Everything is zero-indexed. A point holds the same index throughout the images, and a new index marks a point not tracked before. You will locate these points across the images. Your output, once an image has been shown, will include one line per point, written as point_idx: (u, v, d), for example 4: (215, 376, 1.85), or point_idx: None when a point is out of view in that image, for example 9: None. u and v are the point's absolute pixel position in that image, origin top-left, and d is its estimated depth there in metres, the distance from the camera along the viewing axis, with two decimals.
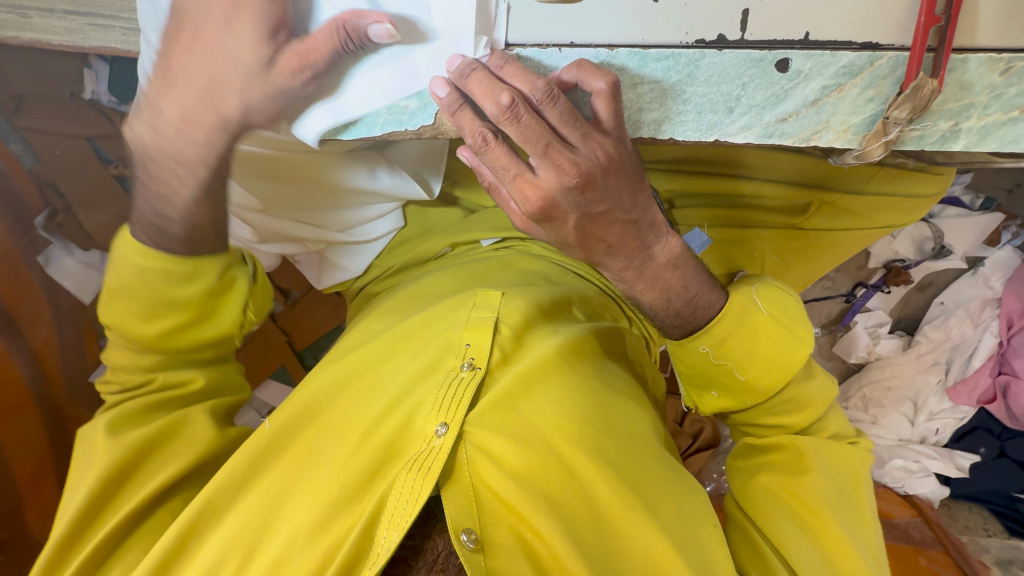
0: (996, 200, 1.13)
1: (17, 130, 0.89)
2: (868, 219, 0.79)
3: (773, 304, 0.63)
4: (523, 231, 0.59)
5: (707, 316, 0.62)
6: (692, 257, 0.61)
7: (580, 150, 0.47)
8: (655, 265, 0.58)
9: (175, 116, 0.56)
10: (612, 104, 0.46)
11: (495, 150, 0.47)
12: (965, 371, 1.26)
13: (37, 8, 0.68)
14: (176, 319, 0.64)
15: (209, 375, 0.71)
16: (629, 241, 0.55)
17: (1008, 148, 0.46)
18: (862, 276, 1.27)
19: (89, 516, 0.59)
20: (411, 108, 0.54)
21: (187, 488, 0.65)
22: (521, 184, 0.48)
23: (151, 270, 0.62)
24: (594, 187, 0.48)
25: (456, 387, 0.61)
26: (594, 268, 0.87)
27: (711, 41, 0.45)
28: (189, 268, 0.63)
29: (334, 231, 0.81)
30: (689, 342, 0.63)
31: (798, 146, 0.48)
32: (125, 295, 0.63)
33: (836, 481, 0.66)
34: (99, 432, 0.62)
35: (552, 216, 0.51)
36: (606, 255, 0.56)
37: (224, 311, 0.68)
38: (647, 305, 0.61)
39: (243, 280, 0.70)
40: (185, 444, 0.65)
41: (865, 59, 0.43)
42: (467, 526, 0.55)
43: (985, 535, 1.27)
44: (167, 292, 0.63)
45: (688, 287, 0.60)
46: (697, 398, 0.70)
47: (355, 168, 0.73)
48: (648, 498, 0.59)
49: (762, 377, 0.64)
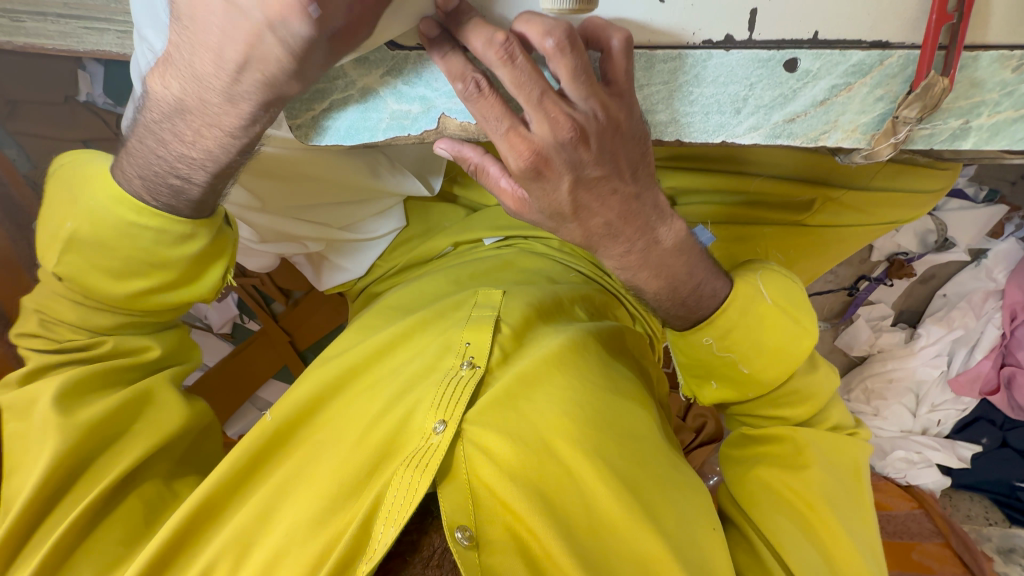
0: (999, 192, 1.14)
1: (12, 134, 0.90)
2: (872, 215, 0.78)
3: (774, 291, 0.62)
4: (517, 212, 0.56)
5: (711, 306, 0.61)
6: (698, 244, 0.59)
7: (583, 105, 0.44)
8: (661, 249, 0.57)
9: (185, 85, 0.49)
10: (624, 63, 0.43)
11: (489, 99, 0.44)
12: (967, 362, 1.27)
13: (29, 12, 0.68)
14: (160, 277, 0.62)
15: (163, 344, 0.72)
16: (631, 220, 0.54)
17: (1019, 145, 0.46)
18: (864, 269, 1.28)
19: (47, 498, 0.58)
20: (414, 113, 0.54)
21: (150, 472, 0.65)
22: (514, 138, 0.45)
23: (142, 229, 0.58)
24: (589, 144, 0.45)
25: (456, 385, 0.60)
26: (595, 262, 0.85)
27: (719, 41, 0.44)
28: (184, 232, 0.60)
29: (334, 227, 0.79)
30: (693, 333, 0.63)
31: (806, 146, 0.49)
32: (94, 248, 0.59)
33: (836, 475, 0.65)
34: (49, 410, 0.60)
35: (544, 175, 0.48)
36: (603, 240, 0.55)
37: (204, 280, 0.65)
38: (650, 295, 0.60)
39: (231, 245, 0.66)
40: (151, 420, 0.66)
41: (875, 58, 0.43)
42: (461, 524, 0.54)
43: (986, 523, 1.30)
44: (155, 250, 0.60)
45: (694, 274, 0.59)
46: (697, 389, 0.69)
47: (356, 169, 0.72)
48: (648, 502, 0.59)
49: (768, 369, 0.63)
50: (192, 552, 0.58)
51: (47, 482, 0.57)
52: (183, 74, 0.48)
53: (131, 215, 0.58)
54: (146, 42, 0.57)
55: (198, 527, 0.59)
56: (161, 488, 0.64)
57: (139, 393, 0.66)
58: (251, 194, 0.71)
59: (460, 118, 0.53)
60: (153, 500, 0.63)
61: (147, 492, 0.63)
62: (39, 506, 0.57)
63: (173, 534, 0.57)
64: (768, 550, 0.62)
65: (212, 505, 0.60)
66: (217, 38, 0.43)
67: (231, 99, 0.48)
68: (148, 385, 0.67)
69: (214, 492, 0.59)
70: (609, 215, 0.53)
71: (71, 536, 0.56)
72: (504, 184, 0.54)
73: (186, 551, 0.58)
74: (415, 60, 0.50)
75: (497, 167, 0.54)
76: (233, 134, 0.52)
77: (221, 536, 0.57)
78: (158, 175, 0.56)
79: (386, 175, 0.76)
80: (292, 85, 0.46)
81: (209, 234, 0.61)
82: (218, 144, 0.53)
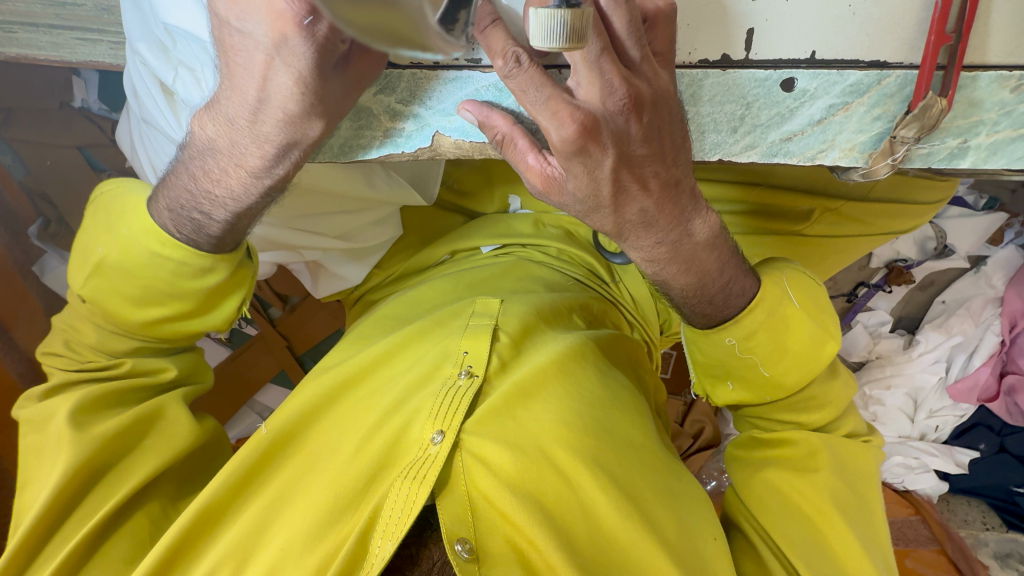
0: (999, 200, 1.14)
1: (8, 142, 0.89)
2: (871, 225, 0.77)
3: (801, 293, 0.60)
4: (542, 193, 0.49)
5: (739, 305, 0.58)
6: (729, 237, 0.56)
7: (639, 69, 0.40)
8: (693, 242, 0.53)
9: (222, 127, 0.51)
10: (671, 29, 0.41)
11: (532, 67, 0.40)
12: (965, 368, 1.26)
13: (19, 21, 0.67)
14: (178, 307, 0.62)
15: (181, 364, 0.72)
16: (667, 206, 0.49)
17: (1017, 164, 0.46)
18: (863, 276, 1.29)
19: (57, 515, 0.58)
20: (407, 130, 0.54)
21: (161, 488, 0.64)
22: (557, 105, 0.39)
23: (164, 259, 0.59)
24: (643, 115, 0.41)
25: (454, 395, 0.60)
26: (594, 270, 0.84)
27: (715, 61, 0.44)
28: (203, 265, 0.60)
29: (330, 238, 0.78)
30: (715, 333, 0.60)
31: (803, 164, 0.48)
32: (119, 272, 0.61)
33: (848, 481, 0.65)
34: (64, 425, 0.61)
35: (588, 150, 0.42)
36: (635, 229, 0.50)
37: (222, 310, 0.65)
38: (677, 291, 0.57)
39: (250, 279, 0.66)
40: (162, 433, 0.65)
41: (873, 78, 0.43)
42: (461, 536, 0.55)
43: (983, 528, 1.30)
44: (176, 282, 0.60)
45: (724, 271, 0.56)
46: (710, 389, 0.67)
47: (353, 177, 0.72)
48: (648, 513, 0.59)
49: (791, 372, 0.61)
50: (189, 562, 0.58)
51: (55, 500, 0.57)
52: (220, 118, 0.51)
53: (155, 245, 0.59)
54: (138, 56, 0.57)
55: (193, 540, 0.59)
56: (168, 507, 0.63)
57: (150, 410, 0.65)
58: None
59: (455, 135, 0.53)
60: (158, 518, 0.62)
61: (153, 509, 0.62)
62: (49, 523, 0.57)
63: (170, 547, 0.57)
64: (773, 558, 0.62)
65: (212, 512, 0.60)
66: (242, 80, 0.46)
67: (260, 139, 0.50)
68: (160, 403, 0.66)
69: (213, 501, 0.60)
70: (646, 200, 0.48)
71: (79, 552, 0.57)
72: (530, 160, 0.47)
73: (182, 562, 0.58)
74: (408, 78, 0.51)
75: (526, 139, 0.47)
76: (258, 173, 0.53)
77: (220, 545, 0.57)
78: (183, 210, 0.57)
79: (382, 185, 0.76)
80: (314, 122, 0.49)
81: (230, 267, 0.62)
82: (243, 182, 0.54)
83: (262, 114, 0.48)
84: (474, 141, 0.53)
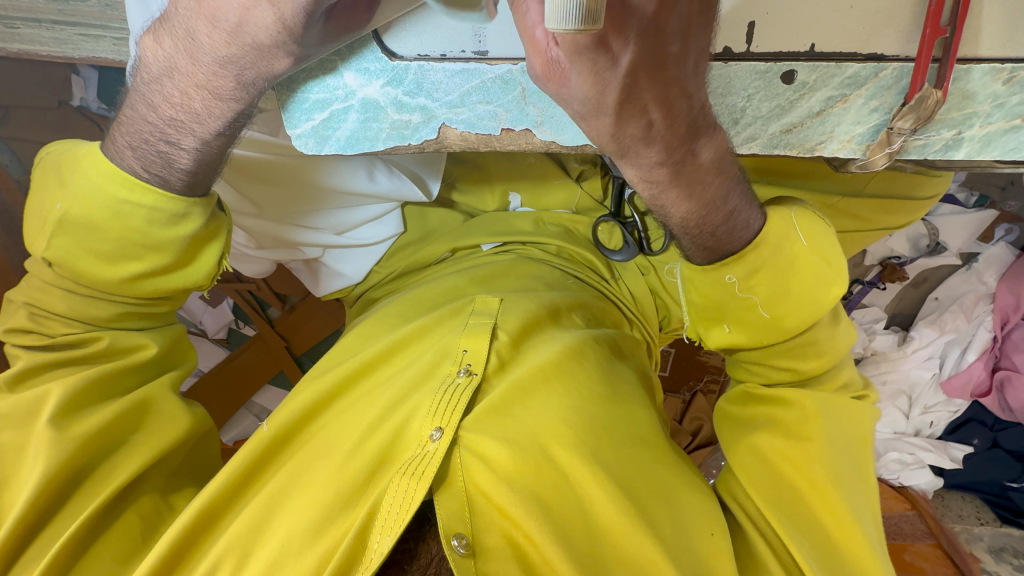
0: (989, 198, 1.17)
1: (4, 140, 0.91)
2: (866, 221, 0.78)
3: (809, 232, 0.60)
4: (542, 78, 0.44)
5: (743, 238, 0.58)
6: (736, 163, 0.54)
7: None
8: (697, 165, 0.50)
9: (191, 76, 0.53)
10: None
11: None
12: (959, 363, 1.28)
13: (24, 19, 0.69)
14: (153, 262, 0.60)
15: (161, 343, 0.69)
16: (678, 127, 0.46)
17: (1010, 155, 0.47)
18: (858, 273, 1.30)
19: (42, 513, 0.57)
20: (414, 123, 0.56)
21: (149, 484, 0.64)
22: None
23: (133, 205, 0.57)
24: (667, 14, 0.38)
25: (452, 393, 0.60)
26: (593, 266, 0.84)
27: (717, 54, 0.45)
28: (179, 211, 0.58)
29: (332, 233, 0.80)
30: (716, 268, 0.59)
31: (802, 156, 0.49)
32: (89, 241, 0.58)
33: (846, 445, 0.65)
34: (41, 422, 0.59)
35: (607, 43, 0.39)
36: (637, 146, 0.47)
37: (202, 260, 0.63)
38: (677, 220, 0.55)
39: (226, 229, 0.65)
40: (149, 431, 0.64)
41: (871, 70, 0.44)
42: (458, 531, 0.54)
43: (978, 523, 1.31)
44: (144, 232, 0.58)
45: (728, 201, 0.55)
46: (705, 331, 0.66)
47: (353, 169, 0.73)
48: (647, 509, 0.59)
49: (792, 314, 0.60)
50: (191, 562, 0.58)
51: (40, 496, 0.56)
52: (179, 33, 0.51)
53: (120, 190, 0.57)
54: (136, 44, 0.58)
55: (198, 536, 0.59)
56: (159, 504, 0.63)
57: (137, 403, 0.64)
58: (245, 199, 0.74)
59: (461, 127, 0.55)
60: (149, 515, 0.62)
61: (143, 507, 0.62)
62: (30, 524, 0.56)
63: (172, 546, 0.57)
64: (762, 541, 0.62)
65: (214, 512, 0.60)
66: (216, 8, 0.48)
67: (221, 60, 0.51)
68: (148, 398, 0.65)
69: (214, 501, 0.59)
70: (654, 109, 0.44)
71: (65, 555, 0.55)
72: (540, 31, 0.41)
73: (186, 561, 0.58)
74: (416, 71, 0.52)
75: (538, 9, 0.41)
76: (221, 96, 0.53)
77: (219, 543, 0.57)
78: (144, 141, 0.56)
79: (383, 181, 0.75)
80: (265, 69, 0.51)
81: (203, 216, 0.60)
82: (206, 105, 0.54)
83: (231, 37, 0.49)
84: (480, 133, 0.56)
